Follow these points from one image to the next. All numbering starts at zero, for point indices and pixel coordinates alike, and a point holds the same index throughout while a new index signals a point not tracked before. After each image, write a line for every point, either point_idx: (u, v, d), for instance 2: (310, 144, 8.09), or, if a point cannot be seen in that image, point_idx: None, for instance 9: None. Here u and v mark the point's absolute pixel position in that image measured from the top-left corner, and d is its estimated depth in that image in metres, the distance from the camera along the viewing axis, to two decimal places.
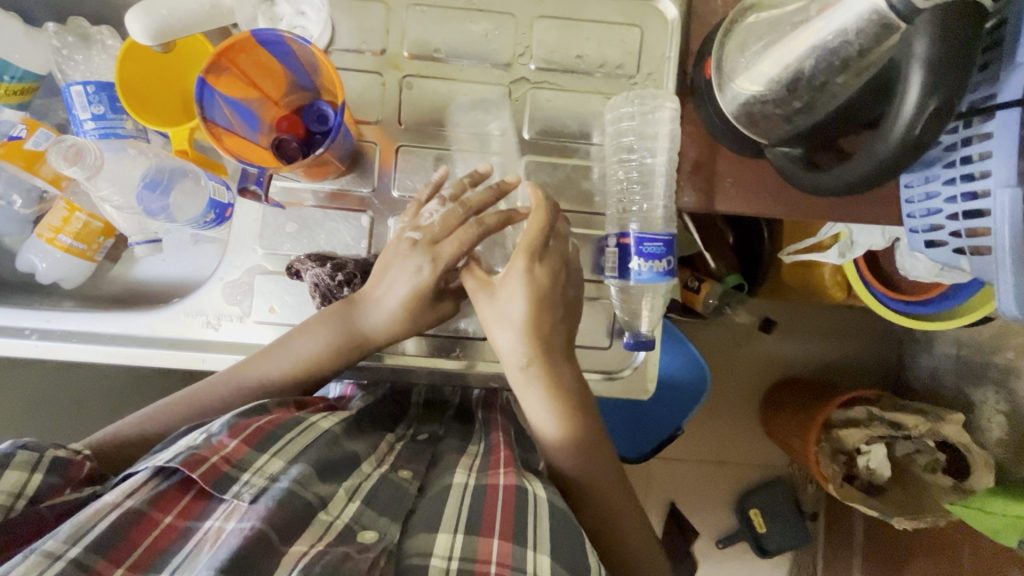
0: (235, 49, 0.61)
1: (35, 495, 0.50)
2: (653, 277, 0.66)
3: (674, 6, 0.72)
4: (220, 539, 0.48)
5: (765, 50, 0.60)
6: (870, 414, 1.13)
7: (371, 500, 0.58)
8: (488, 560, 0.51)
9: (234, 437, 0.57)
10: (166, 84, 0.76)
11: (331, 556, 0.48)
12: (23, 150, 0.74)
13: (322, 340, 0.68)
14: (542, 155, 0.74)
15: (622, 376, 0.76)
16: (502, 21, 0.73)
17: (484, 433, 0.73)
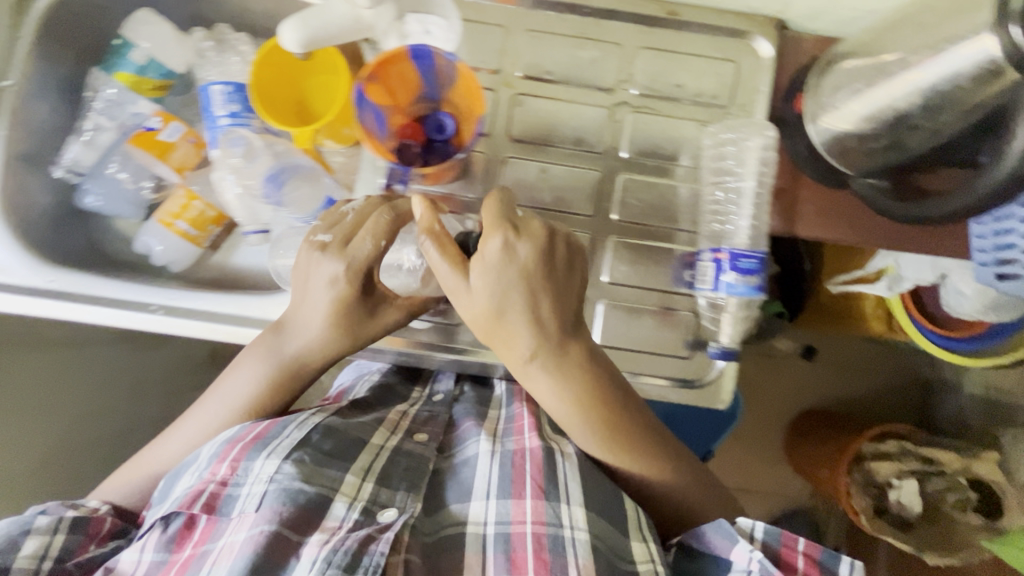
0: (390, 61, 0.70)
1: (60, 554, 0.65)
2: (746, 291, 0.71)
3: (770, 45, 0.78)
4: (235, 550, 0.60)
5: (861, 92, 0.67)
6: (902, 449, 1.15)
7: (386, 478, 0.68)
8: (522, 520, 0.64)
9: (223, 462, 0.66)
10: (288, 87, 0.81)
11: (353, 541, 0.60)
12: (156, 140, 0.81)
13: (253, 374, 0.74)
14: (637, 174, 0.80)
15: (700, 385, 0.80)
16: (609, 49, 0.79)
17: (505, 403, 0.80)
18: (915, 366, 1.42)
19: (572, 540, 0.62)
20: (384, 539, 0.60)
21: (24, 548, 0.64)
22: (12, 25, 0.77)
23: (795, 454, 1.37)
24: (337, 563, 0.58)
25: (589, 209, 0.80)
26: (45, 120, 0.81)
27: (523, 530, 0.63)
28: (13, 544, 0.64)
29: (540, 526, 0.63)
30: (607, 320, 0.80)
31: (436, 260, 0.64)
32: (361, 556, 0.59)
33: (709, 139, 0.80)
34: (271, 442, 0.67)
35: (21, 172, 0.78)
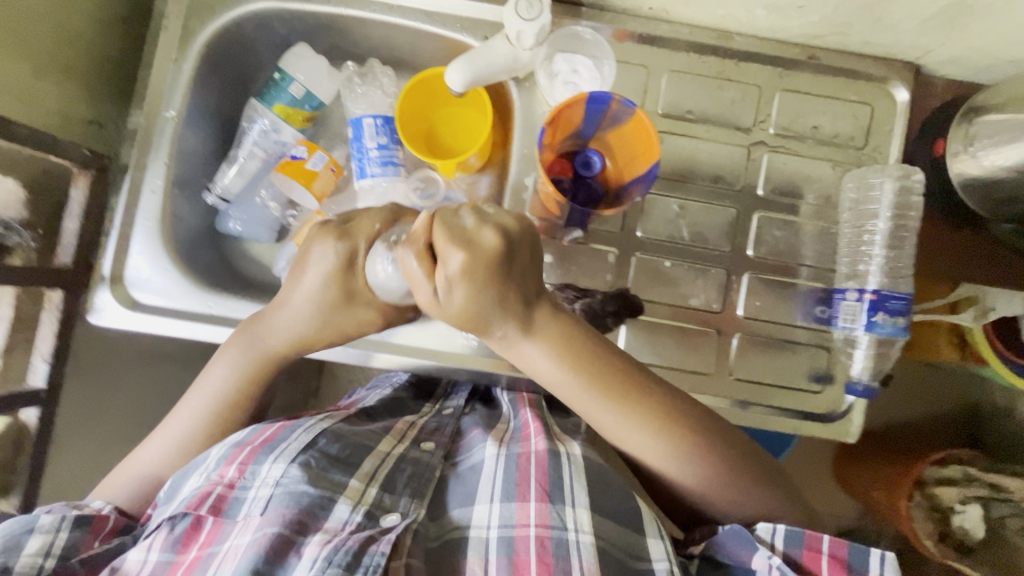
0: (569, 103, 0.68)
1: (62, 552, 0.60)
2: (895, 331, 0.74)
3: (905, 90, 0.81)
4: (240, 552, 0.57)
5: (1006, 144, 0.68)
6: (966, 474, 1.09)
7: (389, 482, 0.65)
8: (527, 523, 0.60)
9: (231, 465, 0.63)
10: (420, 116, 0.84)
11: (353, 541, 0.57)
12: (303, 169, 0.82)
13: (231, 366, 0.73)
14: (771, 211, 0.82)
15: (831, 419, 0.82)
16: (748, 90, 0.82)
17: (512, 412, 0.77)
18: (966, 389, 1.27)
19: (577, 543, 0.59)
20: (385, 540, 0.58)
21: (27, 547, 0.59)
22: (175, 54, 0.79)
23: (846, 475, 1.30)
24: (337, 563, 0.55)
25: (725, 245, 0.82)
26: (197, 146, 0.83)
27: (527, 533, 0.60)
28: (16, 542, 0.58)
29: (542, 529, 0.60)
30: (741, 352, 0.82)
31: (413, 270, 0.59)
32: (362, 556, 0.56)
33: (849, 181, 0.81)
34: (279, 446, 0.64)
35: (177, 199, 0.80)
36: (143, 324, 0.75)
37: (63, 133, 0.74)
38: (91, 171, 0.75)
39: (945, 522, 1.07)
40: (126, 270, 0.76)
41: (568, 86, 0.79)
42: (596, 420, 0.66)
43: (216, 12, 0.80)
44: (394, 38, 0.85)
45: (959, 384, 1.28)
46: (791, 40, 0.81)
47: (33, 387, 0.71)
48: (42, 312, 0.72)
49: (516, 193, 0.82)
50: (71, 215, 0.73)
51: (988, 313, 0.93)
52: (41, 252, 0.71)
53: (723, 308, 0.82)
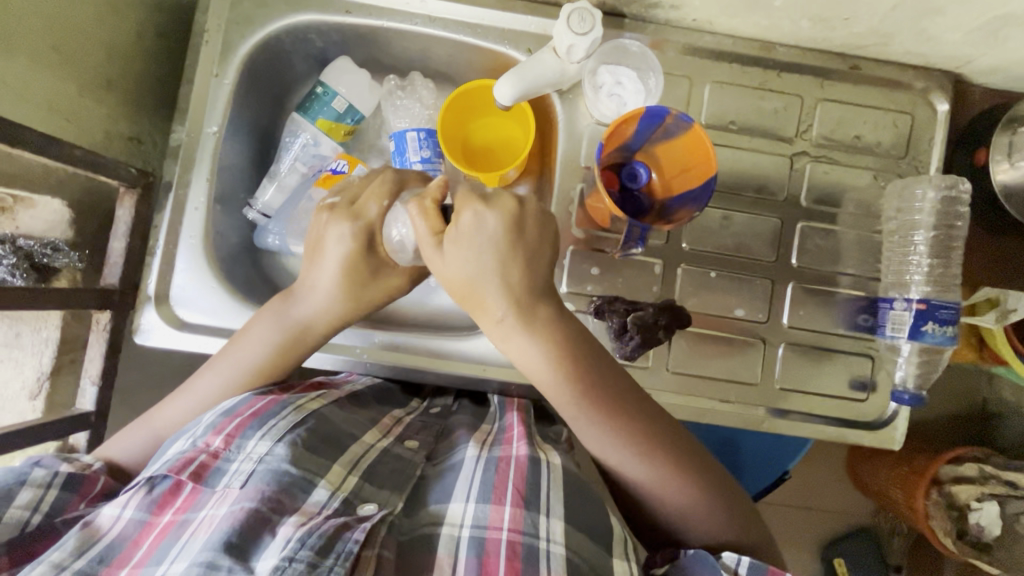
0: (628, 117, 0.69)
1: (50, 510, 0.57)
2: (945, 340, 0.75)
3: (946, 101, 0.82)
4: (213, 523, 0.53)
5: None
6: (983, 472, 1.09)
7: (371, 474, 0.61)
8: (499, 527, 0.55)
9: (219, 435, 0.60)
10: (458, 128, 0.85)
11: (328, 526, 0.53)
12: (345, 183, 0.80)
13: (264, 338, 0.70)
14: (813, 219, 0.83)
15: (874, 427, 0.83)
16: (791, 100, 0.82)
17: (498, 415, 0.76)
18: (972, 386, 1.28)
19: (547, 553, 0.54)
20: (361, 527, 0.53)
21: (17, 499, 0.56)
22: (216, 69, 0.78)
23: (858, 472, 1.28)
24: (309, 545, 0.50)
25: (770, 254, 0.82)
26: (236, 161, 0.82)
27: (499, 536, 0.55)
28: (6, 493, 0.56)
29: (516, 533, 0.55)
30: (787, 362, 0.82)
31: (421, 231, 0.66)
32: (335, 541, 0.51)
33: (892, 190, 0.82)
34: (268, 422, 0.61)
35: (218, 215, 0.79)
36: (190, 343, 0.74)
37: (105, 151, 0.73)
38: (138, 189, 0.74)
39: (961, 519, 1.08)
40: (170, 289, 0.74)
41: (613, 98, 0.78)
42: (533, 374, 0.65)
43: (257, 24, 0.79)
44: (437, 50, 0.84)
45: (969, 382, 1.28)
46: (832, 50, 0.81)
47: (83, 410, 0.71)
48: (89, 334, 0.72)
49: (563, 204, 0.81)
50: (117, 234, 0.73)
51: (1010, 315, 0.88)
52: (88, 273, 0.73)
53: (769, 318, 0.82)
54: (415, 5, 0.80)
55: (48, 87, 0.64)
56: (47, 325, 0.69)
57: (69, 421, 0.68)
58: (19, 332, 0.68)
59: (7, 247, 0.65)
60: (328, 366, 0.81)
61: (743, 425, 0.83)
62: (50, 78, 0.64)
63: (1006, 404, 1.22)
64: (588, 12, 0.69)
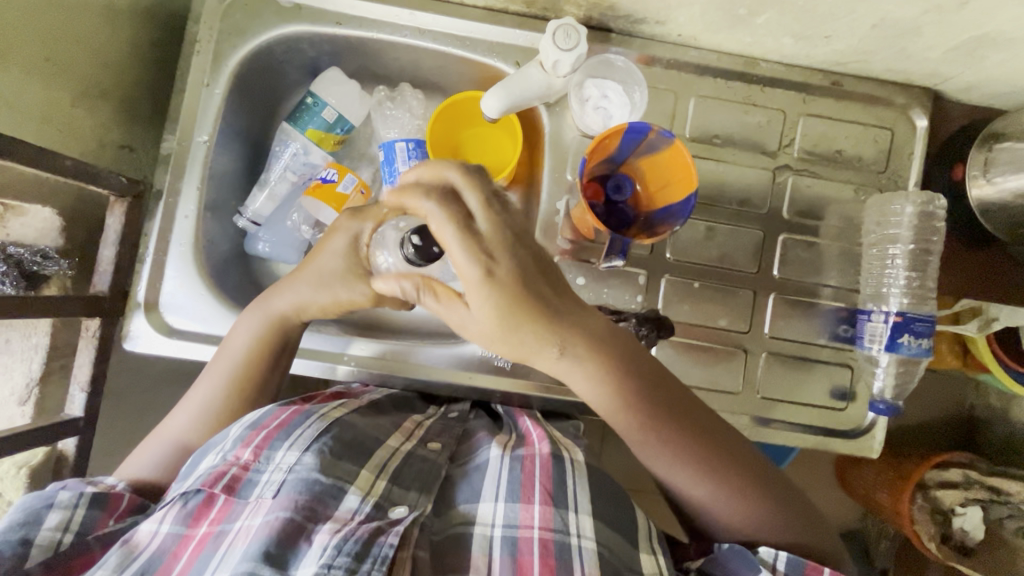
0: (610, 133, 0.70)
1: (80, 528, 0.58)
2: (921, 352, 0.76)
3: (925, 116, 0.84)
4: (252, 534, 0.54)
5: None
6: (967, 478, 1.11)
7: (398, 477, 0.62)
8: (530, 525, 0.57)
9: (248, 447, 0.61)
10: (447, 139, 0.86)
11: (363, 531, 0.54)
12: (335, 192, 0.81)
13: (250, 330, 0.72)
14: (795, 232, 0.84)
15: (855, 435, 0.85)
16: (773, 115, 0.84)
17: (513, 420, 0.77)
18: (959, 393, 1.29)
19: (578, 548, 0.56)
20: (394, 532, 0.55)
21: (46, 522, 0.57)
22: (207, 79, 0.79)
23: (846, 476, 1.30)
24: (347, 551, 0.52)
25: (752, 266, 0.84)
26: (226, 168, 0.82)
27: (530, 535, 0.57)
28: (34, 516, 0.56)
29: (546, 531, 0.57)
30: (767, 371, 0.84)
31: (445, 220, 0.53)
32: (371, 546, 0.53)
33: (871, 203, 0.84)
34: (295, 432, 0.61)
35: (208, 222, 0.79)
36: (180, 350, 0.75)
37: (96, 160, 0.74)
38: (128, 198, 0.73)
39: (946, 524, 1.10)
40: (160, 296, 0.75)
41: (599, 111, 0.80)
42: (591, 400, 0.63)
43: (248, 34, 0.79)
44: (426, 61, 0.85)
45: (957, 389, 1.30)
46: (815, 66, 0.83)
47: (72, 416, 0.71)
48: (79, 340, 0.73)
49: (549, 215, 0.83)
50: (107, 242, 0.73)
51: (992, 324, 0.91)
52: (78, 280, 0.73)
53: (751, 328, 0.84)
54: (404, 18, 0.81)
55: (40, 97, 0.65)
56: (37, 331, 0.71)
57: (58, 427, 0.68)
58: (9, 338, 0.70)
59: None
60: (316, 376, 0.81)
61: None
62: (42, 88, 0.65)
63: (992, 409, 1.24)
64: (573, 28, 0.71)
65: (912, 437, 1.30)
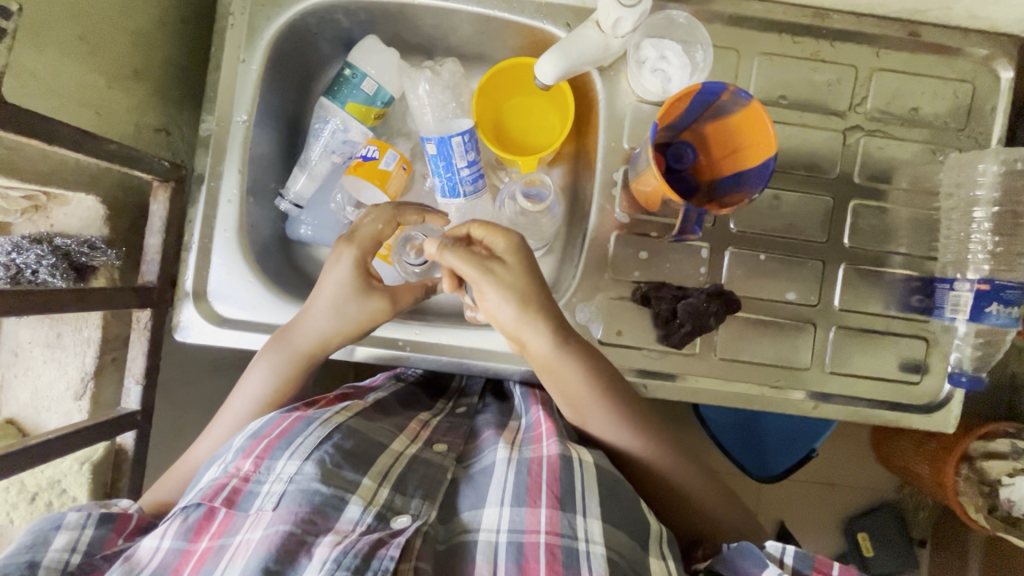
0: (681, 95, 0.65)
1: (88, 548, 0.56)
2: (1009, 322, 0.72)
3: (1010, 67, 0.77)
4: (251, 547, 0.52)
5: None
6: (1016, 448, 1.06)
7: (402, 484, 0.60)
8: (537, 530, 0.55)
9: (248, 458, 0.59)
10: (489, 112, 0.82)
11: (364, 543, 0.52)
12: (377, 170, 0.78)
13: (272, 373, 0.69)
14: (865, 195, 0.79)
15: (924, 409, 0.81)
16: (844, 72, 0.78)
17: (523, 409, 0.75)
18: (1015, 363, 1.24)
19: (587, 554, 0.54)
20: (395, 543, 0.52)
21: (54, 543, 0.55)
22: (242, 53, 0.74)
23: (884, 450, 1.26)
24: (346, 565, 0.50)
25: (821, 235, 0.79)
26: (265, 150, 0.79)
27: (537, 540, 0.54)
28: (42, 538, 0.54)
29: (553, 537, 0.54)
30: (838, 347, 0.80)
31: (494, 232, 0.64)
32: (371, 559, 0.51)
33: (950, 163, 0.78)
34: (296, 440, 0.60)
35: (250, 207, 0.76)
36: (232, 339, 0.73)
37: (135, 144, 0.70)
38: (171, 183, 0.70)
39: (993, 495, 1.06)
40: (208, 285, 0.73)
41: (657, 73, 0.74)
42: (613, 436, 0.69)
43: (283, 5, 0.75)
44: (471, 26, 0.80)
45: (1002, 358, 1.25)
46: (890, 16, 0.77)
47: (128, 409, 0.70)
48: (130, 332, 0.71)
49: (605, 188, 0.78)
50: (152, 230, 0.71)
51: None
52: (124, 270, 0.71)
53: (820, 300, 0.80)
54: None
55: (77, 78, 0.61)
56: (88, 325, 0.68)
57: (116, 421, 0.66)
58: (62, 332, 0.68)
59: (45, 246, 0.63)
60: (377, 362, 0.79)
61: (790, 411, 0.81)
62: (79, 67, 0.61)
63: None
64: None
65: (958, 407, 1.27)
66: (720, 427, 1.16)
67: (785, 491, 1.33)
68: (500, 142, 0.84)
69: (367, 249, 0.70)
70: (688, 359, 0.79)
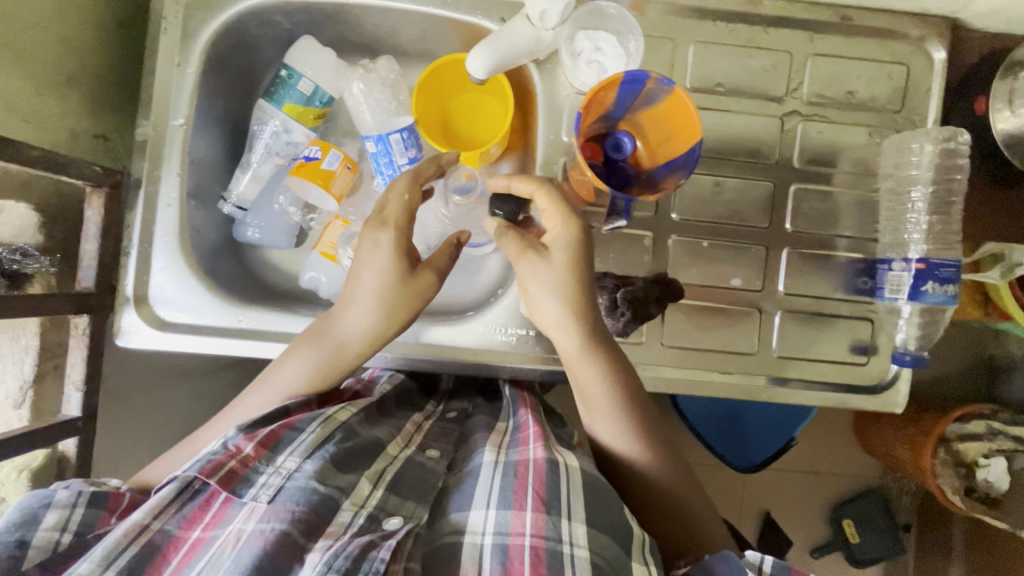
0: (605, 84, 0.66)
1: (78, 528, 0.55)
2: (945, 300, 0.72)
3: (943, 47, 0.78)
4: (241, 540, 0.52)
5: None
6: (991, 429, 1.06)
7: (395, 486, 0.61)
8: (522, 532, 0.54)
9: (250, 441, 0.60)
10: (433, 111, 0.82)
11: (355, 546, 0.51)
12: (319, 170, 0.78)
13: (305, 366, 0.69)
14: (807, 180, 0.80)
15: (874, 391, 0.81)
16: (779, 58, 0.78)
17: (510, 411, 0.76)
18: (986, 345, 1.25)
19: (571, 558, 0.53)
20: (386, 545, 0.52)
21: (45, 522, 0.54)
22: (177, 57, 0.75)
23: (867, 438, 1.26)
24: (337, 567, 0.49)
25: (764, 221, 0.80)
26: (207, 153, 0.79)
27: (521, 543, 0.53)
28: (31, 517, 0.53)
29: (539, 539, 0.53)
30: (787, 331, 0.80)
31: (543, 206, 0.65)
32: (362, 561, 0.50)
33: (888, 145, 0.79)
34: (295, 439, 0.61)
35: (192, 210, 0.76)
36: (175, 343, 0.73)
37: (69, 150, 0.70)
38: (105, 188, 0.71)
39: (969, 476, 1.07)
40: (149, 289, 0.73)
41: (593, 65, 0.75)
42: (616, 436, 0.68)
43: (218, 8, 0.75)
44: (408, 24, 0.80)
45: (968, 339, 1.26)
46: (822, 1, 0.77)
47: (69, 416, 0.70)
48: (70, 338, 0.71)
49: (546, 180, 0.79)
50: (88, 236, 0.71)
51: (1017, 269, 0.79)
52: (61, 276, 0.70)
53: (765, 285, 0.80)
54: None
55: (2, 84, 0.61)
56: (25, 332, 0.68)
57: (55, 427, 0.66)
58: None
59: None
60: None
61: (742, 397, 0.81)
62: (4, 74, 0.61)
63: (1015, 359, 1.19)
64: None
65: (927, 390, 1.27)
66: (701, 418, 1.17)
67: (762, 480, 1.33)
68: (446, 140, 0.83)
69: (404, 230, 0.66)
70: (635, 347, 0.79)
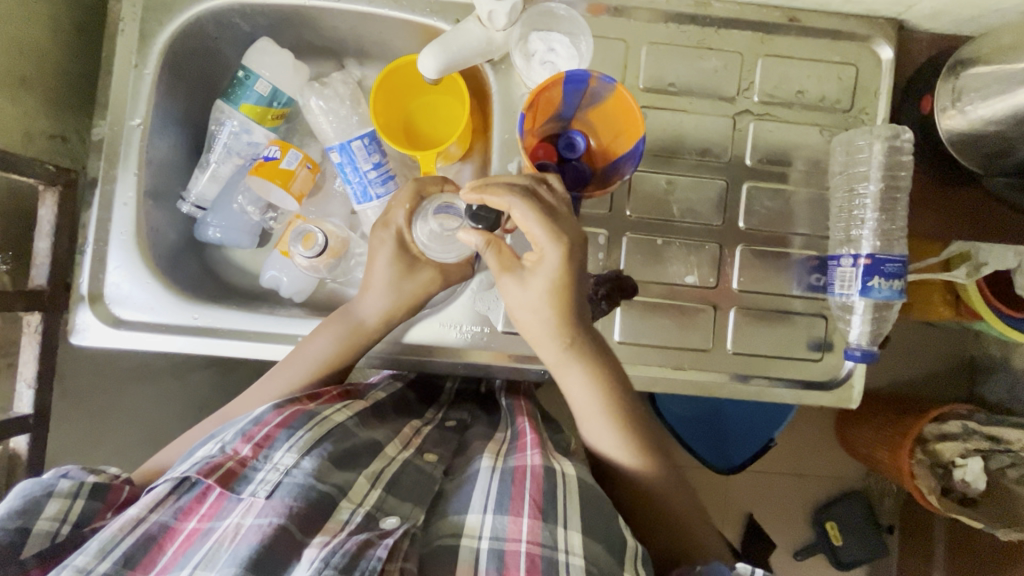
0: (547, 85, 0.68)
1: (78, 519, 0.56)
2: (891, 294, 0.74)
3: (889, 48, 0.80)
4: (239, 535, 0.52)
5: (988, 99, 0.69)
6: (966, 429, 1.04)
7: (393, 487, 0.60)
8: (518, 538, 0.53)
9: (248, 443, 0.59)
10: (392, 114, 0.82)
11: (352, 544, 0.51)
12: (279, 169, 0.78)
13: (319, 349, 0.72)
14: (760, 178, 0.81)
15: (830, 387, 0.82)
16: (730, 59, 0.80)
17: (509, 421, 0.74)
18: (957, 345, 1.26)
19: (566, 565, 0.52)
20: (383, 544, 0.51)
21: (45, 510, 0.55)
22: (135, 59, 0.76)
23: (848, 437, 1.26)
24: (333, 564, 0.49)
25: (717, 219, 0.81)
26: (166, 154, 0.80)
27: (518, 548, 0.52)
28: (34, 504, 0.54)
29: (535, 546, 0.52)
30: (742, 328, 0.81)
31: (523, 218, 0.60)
32: (358, 559, 0.50)
33: (837, 144, 0.80)
34: (295, 435, 0.60)
35: (150, 209, 0.77)
36: (130, 341, 0.73)
37: (24, 150, 0.71)
38: (59, 186, 0.72)
39: (946, 476, 1.05)
40: (104, 288, 0.74)
41: (546, 66, 0.76)
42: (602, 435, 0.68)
43: (175, 10, 0.76)
44: (365, 28, 0.82)
45: (937, 338, 1.27)
46: (771, 3, 0.79)
47: (21, 413, 0.71)
48: (23, 335, 0.71)
49: None
50: (42, 234, 0.72)
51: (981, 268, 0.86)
52: (13, 274, 0.71)
53: (719, 282, 0.81)
54: None
55: None
56: None
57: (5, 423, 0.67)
58: None
59: None
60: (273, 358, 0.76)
61: (700, 394, 0.82)
62: None
63: (994, 359, 1.21)
64: None
65: (899, 390, 1.28)
66: (679, 420, 1.16)
67: (738, 482, 1.33)
68: (406, 141, 0.84)
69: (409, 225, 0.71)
70: None
